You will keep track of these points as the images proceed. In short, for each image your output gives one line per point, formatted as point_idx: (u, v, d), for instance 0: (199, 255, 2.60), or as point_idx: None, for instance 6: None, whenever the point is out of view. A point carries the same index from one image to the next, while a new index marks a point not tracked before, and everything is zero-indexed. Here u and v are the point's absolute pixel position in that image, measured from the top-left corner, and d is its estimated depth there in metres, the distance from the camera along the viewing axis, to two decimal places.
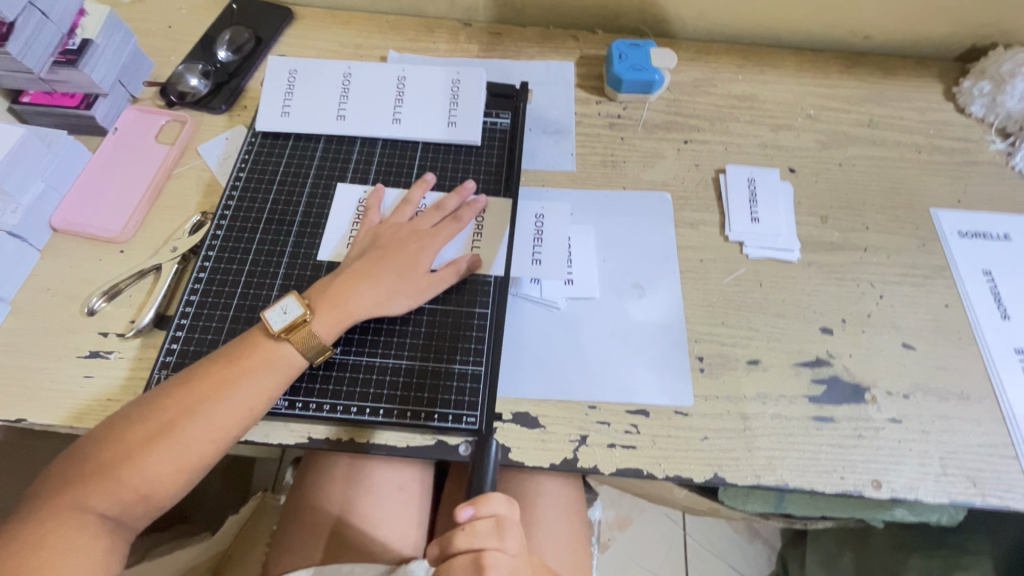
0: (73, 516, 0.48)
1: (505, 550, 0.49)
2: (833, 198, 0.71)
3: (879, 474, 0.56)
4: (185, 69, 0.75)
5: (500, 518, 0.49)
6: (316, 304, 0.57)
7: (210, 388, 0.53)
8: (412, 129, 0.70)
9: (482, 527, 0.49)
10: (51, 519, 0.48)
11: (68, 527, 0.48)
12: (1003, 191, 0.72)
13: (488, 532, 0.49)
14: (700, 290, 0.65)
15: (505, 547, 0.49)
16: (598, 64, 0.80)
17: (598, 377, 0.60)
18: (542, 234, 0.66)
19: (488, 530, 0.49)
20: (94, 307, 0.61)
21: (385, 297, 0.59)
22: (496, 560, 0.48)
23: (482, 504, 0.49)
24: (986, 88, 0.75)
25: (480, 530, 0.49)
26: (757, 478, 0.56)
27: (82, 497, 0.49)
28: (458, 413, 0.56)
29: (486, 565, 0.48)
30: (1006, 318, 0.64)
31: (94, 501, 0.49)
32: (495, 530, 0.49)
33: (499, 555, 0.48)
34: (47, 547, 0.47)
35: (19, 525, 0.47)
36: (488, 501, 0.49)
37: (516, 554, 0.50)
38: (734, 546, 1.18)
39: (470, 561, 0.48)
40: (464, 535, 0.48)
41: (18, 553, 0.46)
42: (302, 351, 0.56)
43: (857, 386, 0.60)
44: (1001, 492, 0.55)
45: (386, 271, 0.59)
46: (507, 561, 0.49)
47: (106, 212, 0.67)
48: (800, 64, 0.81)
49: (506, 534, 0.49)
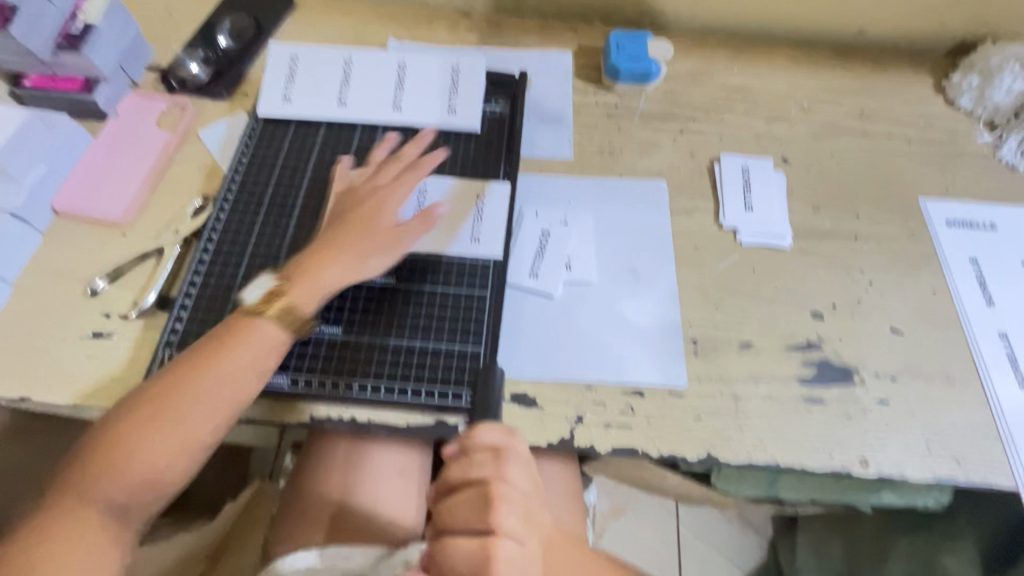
0: (83, 503, 0.49)
1: (508, 481, 0.51)
2: (825, 187, 0.72)
3: (867, 453, 0.58)
4: (185, 54, 0.76)
5: (497, 449, 0.51)
6: (286, 279, 0.58)
7: (197, 368, 0.54)
8: (412, 115, 0.71)
9: (478, 458, 0.51)
10: (62, 509, 0.49)
11: (79, 515, 0.49)
12: (990, 182, 0.73)
13: (485, 462, 0.51)
14: (695, 276, 0.66)
15: (509, 477, 0.51)
16: (595, 54, 0.81)
17: (595, 359, 0.61)
18: (526, 218, 0.68)
19: (486, 461, 0.51)
20: (97, 289, 0.62)
21: (354, 264, 0.59)
22: (502, 492, 0.50)
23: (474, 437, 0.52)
24: (974, 81, 0.77)
25: (475, 462, 0.51)
26: (749, 457, 0.57)
27: (89, 485, 0.50)
28: (458, 392, 0.57)
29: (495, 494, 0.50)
30: (991, 305, 0.65)
31: (100, 489, 0.50)
32: (493, 460, 0.51)
33: (502, 487, 0.50)
34: (61, 537, 0.48)
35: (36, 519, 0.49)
36: (479, 433, 0.52)
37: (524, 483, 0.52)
38: (726, 535, 1.20)
39: (479, 493, 0.51)
40: (460, 468, 0.51)
41: (36, 545, 0.47)
42: (281, 325, 0.56)
43: (847, 369, 0.61)
44: (984, 471, 0.57)
45: (351, 239, 0.60)
46: (514, 493, 0.51)
47: (107, 195, 0.67)
48: (794, 57, 0.82)
49: (505, 464, 0.51)
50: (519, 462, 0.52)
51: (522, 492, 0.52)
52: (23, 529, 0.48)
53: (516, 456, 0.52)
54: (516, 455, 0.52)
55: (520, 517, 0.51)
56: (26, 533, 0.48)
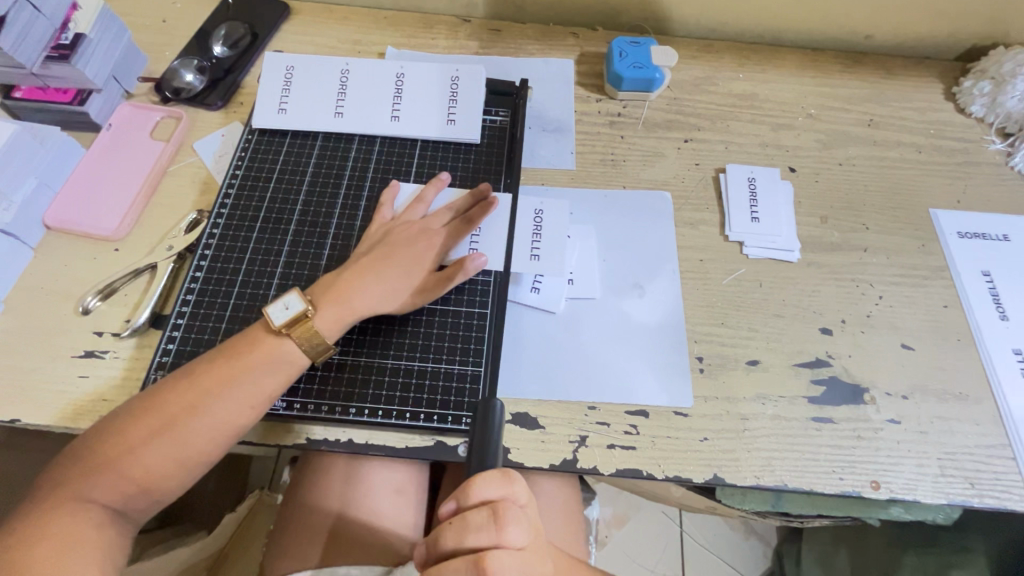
0: (75, 506, 0.48)
1: (508, 543, 0.43)
2: (833, 198, 0.70)
3: (878, 475, 0.56)
4: (179, 64, 0.74)
5: (495, 506, 0.44)
6: (318, 301, 0.57)
7: (213, 383, 0.52)
8: (411, 126, 0.69)
9: (476, 520, 0.43)
10: (55, 511, 0.48)
11: (71, 520, 0.48)
12: (1002, 191, 0.72)
13: (482, 525, 0.43)
14: (700, 290, 0.65)
15: (508, 540, 0.43)
16: (598, 61, 0.80)
17: (598, 377, 0.60)
18: (541, 229, 0.65)
19: (483, 522, 0.43)
20: (89, 307, 0.61)
21: (389, 295, 0.58)
22: (498, 559, 0.42)
23: (469, 493, 0.44)
24: (986, 88, 0.75)
25: (472, 525, 0.43)
26: (756, 479, 0.56)
27: (87, 487, 0.49)
28: (457, 414, 0.56)
29: (488, 562, 0.42)
30: (1005, 319, 0.64)
31: (97, 492, 0.49)
32: (491, 520, 0.43)
33: (501, 551, 0.42)
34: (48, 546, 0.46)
35: (23, 517, 0.48)
36: (475, 489, 0.44)
37: (524, 546, 0.44)
38: (730, 543, 1.19)
39: (469, 560, 0.42)
40: (452, 531, 0.44)
41: (26, 549, 0.46)
42: (302, 349, 0.55)
43: (856, 387, 0.60)
44: (999, 493, 0.55)
45: (393, 269, 0.59)
46: (515, 557, 0.43)
47: (100, 210, 0.66)
48: (801, 63, 0.81)
49: (505, 523, 0.43)
50: (522, 520, 0.44)
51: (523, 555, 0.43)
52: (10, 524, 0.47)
53: (518, 513, 0.44)
54: (517, 510, 0.44)
55: None
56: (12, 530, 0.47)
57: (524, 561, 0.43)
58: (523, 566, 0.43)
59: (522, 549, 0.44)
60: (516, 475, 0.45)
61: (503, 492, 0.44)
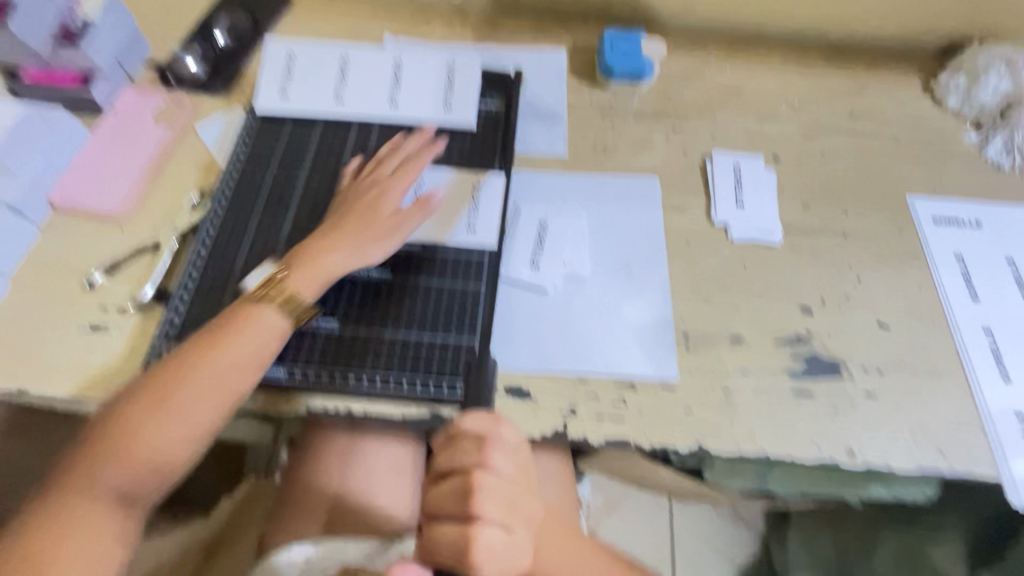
0: (92, 492, 0.50)
1: (491, 468, 0.48)
2: (814, 186, 0.73)
3: (855, 444, 0.59)
4: (181, 50, 0.76)
5: (481, 436, 0.49)
6: (284, 270, 0.60)
7: (207, 357, 0.54)
8: (408, 111, 0.72)
9: (465, 447, 0.49)
10: (73, 500, 0.50)
11: (91, 504, 0.50)
12: (976, 180, 0.75)
13: (470, 450, 0.49)
14: (687, 272, 0.67)
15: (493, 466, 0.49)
16: (590, 53, 0.82)
17: (588, 352, 0.62)
18: (526, 213, 0.69)
19: (471, 449, 0.49)
20: (95, 282, 0.63)
21: (353, 249, 0.60)
22: (483, 479, 0.48)
23: (461, 423, 0.50)
24: (961, 81, 0.78)
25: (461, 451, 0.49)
26: (739, 448, 0.58)
27: (98, 471, 0.51)
28: (453, 385, 0.58)
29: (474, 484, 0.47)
30: (976, 300, 0.67)
31: (109, 474, 0.51)
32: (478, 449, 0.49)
33: (486, 473, 0.48)
34: (73, 528, 0.49)
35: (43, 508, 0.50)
36: (466, 421, 0.50)
37: (511, 475, 0.49)
38: (719, 530, 1.22)
39: (460, 483, 0.48)
40: (448, 455, 0.49)
41: (55, 534, 0.49)
42: (283, 310, 0.58)
43: (834, 362, 0.63)
44: (968, 462, 0.58)
45: (352, 227, 0.61)
46: (499, 482, 0.48)
47: (105, 190, 0.67)
48: (785, 56, 0.84)
49: (490, 451, 0.49)
50: (507, 451, 0.49)
51: (507, 484, 0.49)
52: (32, 517, 0.49)
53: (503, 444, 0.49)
54: (503, 442, 0.49)
55: (504, 509, 0.48)
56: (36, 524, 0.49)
57: (508, 488, 0.49)
58: (506, 490, 0.49)
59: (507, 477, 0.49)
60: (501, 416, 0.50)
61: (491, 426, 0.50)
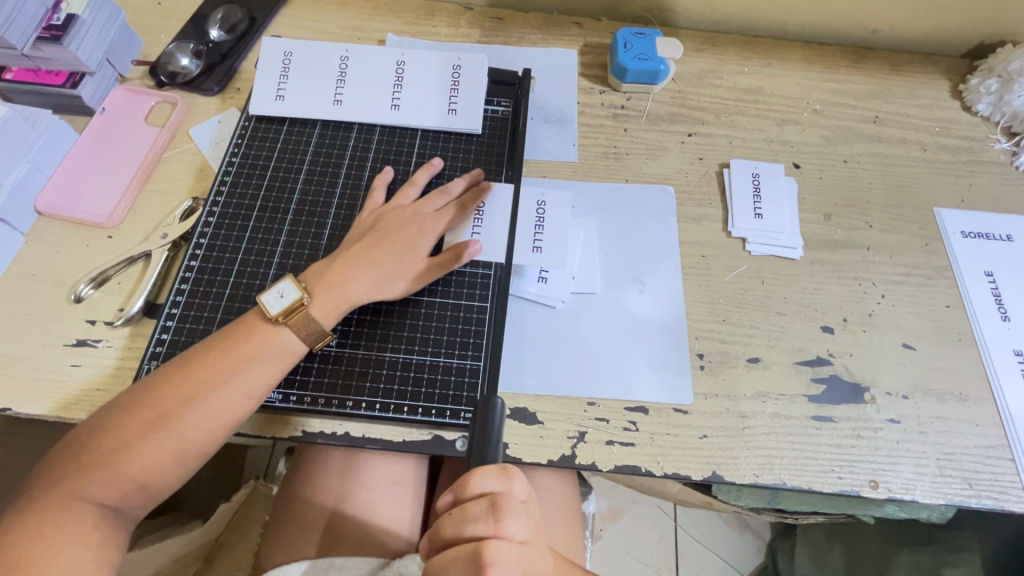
0: (72, 504, 0.47)
1: (505, 535, 0.43)
2: (836, 195, 0.70)
3: (877, 474, 0.56)
4: (175, 48, 0.72)
5: (494, 498, 0.43)
6: (313, 288, 0.56)
7: (217, 372, 0.51)
8: (411, 115, 0.68)
9: (474, 512, 0.43)
10: (51, 514, 0.46)
11: (68, 519, 0.46)
12: (1007, 191, 0.71)
13: (481, 516, 0.43)
14: (702, 287, 0.64)
15: (507, 533, 0.43)
16: (602, 52, 0.79)
17: (598, 373, 0.59)
18: (543, 221, 0.64)
19: (482, 514, 0.43)
20: (81, 294, 0.60)
21: (383, 282, 0.57)
22: (498, 550, 0.42)
23: (468, 484, 0.44)
24: (993, 86, 0.74)
25: (470, 516, 0.44)
26: (755, 477, 0.55)
27: (80, 485, 0.47)
28: (455, 409, 0.55)
29: (487, 557, 0.42)
30: (1006, 320, 0.63)
31: (92, 489, 0.48)
32: (490, 513, 0.43)
33: (498, 543, 0.42)
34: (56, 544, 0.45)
35: (18, 515, 0.46)
36: (476, 481, 0.44)
37: (525, 540, 0.44)
38: (724, 538, 1.19)
39: (470, 554, 0.42)
40: (454, 520, 0.44)
41: (26, 548, 0.44)
42: (299, 333, 0.54)
43: (857, 386, 0.60)
44: (996, 493, 0.55)
45: (385, 255, 0.58)
46: (514, 550, 0.43)
47: (93, 197, 0.64)
48: (807, 57, 0.80)
49: (504, 516, 0.43)
50: (522, 514, 0.44)
51: (521, 551, 0.43)
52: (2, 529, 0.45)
53: (518, 507, 0.44)
54: (518, 504, 0.44)
55: None
56: (9, 532, 0.45)
57: (523, 555, 0.43)
58: (521, 560, 0.43)
59: (521, 543, 0.44)
60: (515, 471, 0.45)
61: (502, 487, 0.44)
